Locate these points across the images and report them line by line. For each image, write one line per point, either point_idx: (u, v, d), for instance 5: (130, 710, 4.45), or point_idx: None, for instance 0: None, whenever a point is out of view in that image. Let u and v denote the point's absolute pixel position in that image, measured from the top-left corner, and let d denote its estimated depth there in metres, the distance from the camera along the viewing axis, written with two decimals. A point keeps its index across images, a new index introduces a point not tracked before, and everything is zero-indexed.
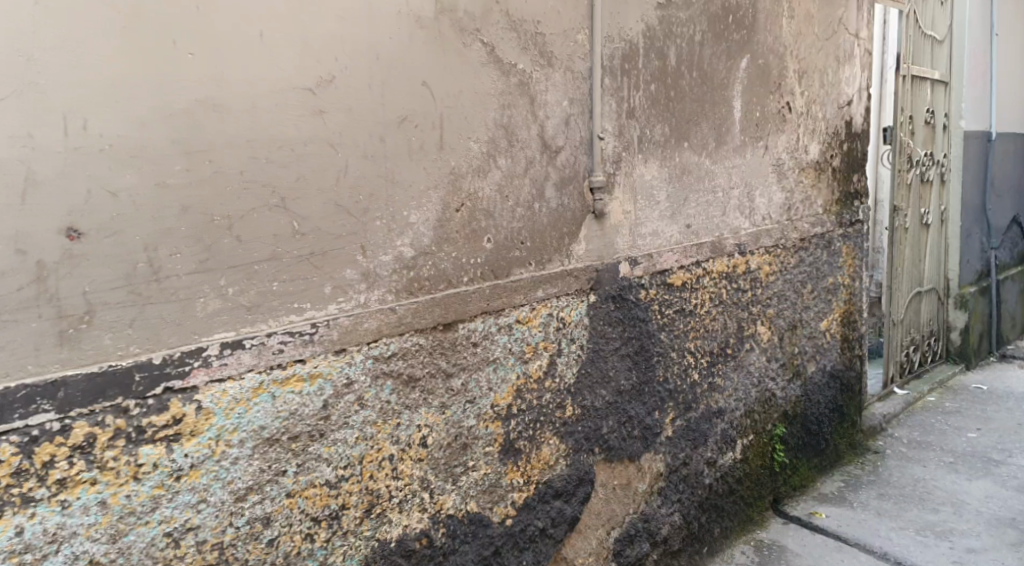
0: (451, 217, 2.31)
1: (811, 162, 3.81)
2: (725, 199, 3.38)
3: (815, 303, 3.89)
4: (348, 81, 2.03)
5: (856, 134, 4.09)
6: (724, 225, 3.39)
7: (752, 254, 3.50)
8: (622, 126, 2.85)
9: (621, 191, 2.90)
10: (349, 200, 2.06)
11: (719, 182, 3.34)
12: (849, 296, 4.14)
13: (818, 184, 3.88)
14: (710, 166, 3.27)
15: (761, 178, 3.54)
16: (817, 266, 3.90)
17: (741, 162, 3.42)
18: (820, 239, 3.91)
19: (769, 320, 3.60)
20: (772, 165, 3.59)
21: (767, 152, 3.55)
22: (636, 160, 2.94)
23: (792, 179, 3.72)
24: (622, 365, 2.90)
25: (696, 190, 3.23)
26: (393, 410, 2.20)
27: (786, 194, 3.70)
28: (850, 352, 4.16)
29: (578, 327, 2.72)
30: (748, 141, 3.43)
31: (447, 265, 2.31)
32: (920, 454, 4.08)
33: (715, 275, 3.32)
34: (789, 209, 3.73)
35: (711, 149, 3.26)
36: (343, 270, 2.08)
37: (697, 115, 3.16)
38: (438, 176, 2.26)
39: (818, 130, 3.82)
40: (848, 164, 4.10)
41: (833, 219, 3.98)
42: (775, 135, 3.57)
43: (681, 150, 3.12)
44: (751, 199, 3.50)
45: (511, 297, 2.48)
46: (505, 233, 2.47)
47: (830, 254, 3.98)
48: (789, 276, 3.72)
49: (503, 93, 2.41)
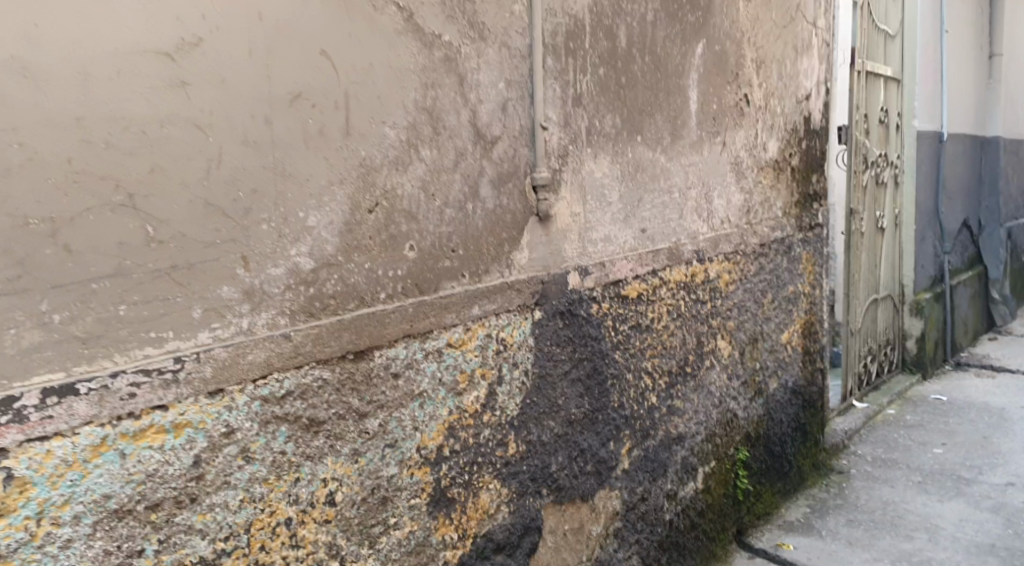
0: (362, 220, 1.88)
1: (768, 160, 3.60)
2: (681, 201, 3.06)
3: (775, 314, 3.61)
4: (222, 46, 1.59)
5: (813, 131, 3.94)
6: (682, 229, 3.06)
7: (710, 261, 3.19)
8: (568, 115, 2.48)
9: (568, 191, 2.52)
10: (224, 197, 1.62)
11: (675, 181, 3.02)
12: (810, 305, 3.90)
13: (778, 184, 3.67)
14: (663, 164, 2.94)
15: (719, 177, 3.27)
16: (777, 273, 3.63)
17: (696, 159, 3.11)
18: (779, 245, 3.65)
19: (729, 333, 3.28)
20: (730, 163, 3.34)
21: (724, 148, 3.29)
22: (586, 155, 2.56)
23: (751, 178, 3.47)
24: (573, 391, 2.51)
25: (649, 190, 2.89)
26: (290, 463, 1.75)
27: (744, 195, 3.44)
28: (811, 365, 3.91)
29: (521, 350, 2.32)
30: (706, 136, 3.16)
31: (359, 278, 1.88)
32: (887, 474, 3.91)
33: (673, 285, 2.98)
34: (748, 212, 3.47)
35: (665, 145, 2.94)
36: (220, 287, 1.63)
37: (651, 105, 2.83)
38: (344, 169, 1.84)
39: (776, 126, 3.63)
40: (807, 163, 3.91)
41: (792, 223, 3.76)
42: (733, 130, 3.33)
43: (632, 145, 2.77)
44: (709, 201, 3.21)
45: (439, 316, 2.06)
46: (432, 238, 2.06)
47: (790, 261, 3.74)
48: (748, 285, 3.42)
49: (425, 70, 2.01)
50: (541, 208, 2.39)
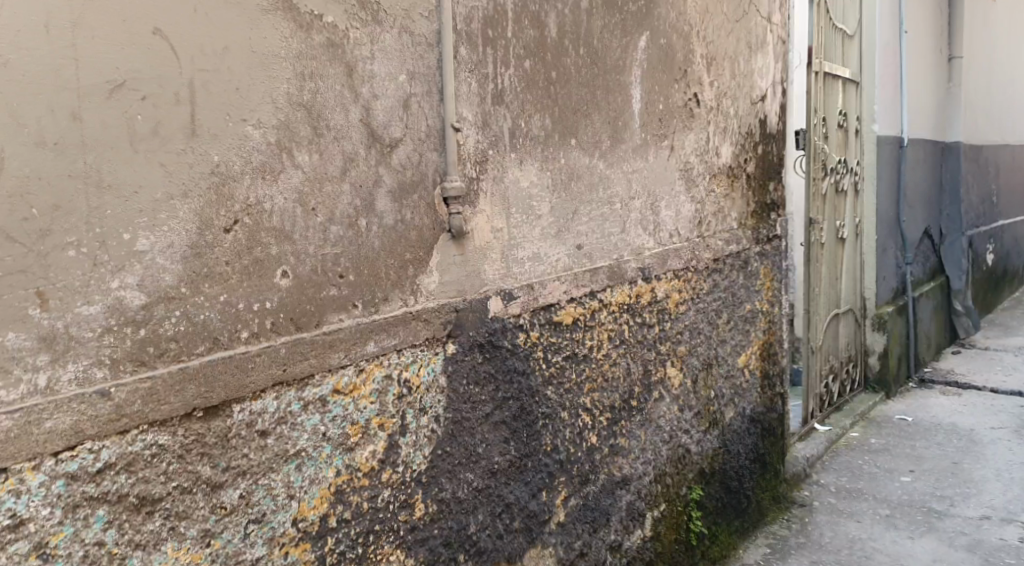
0: (216, 241, 1.51)
1: (721, 167, 3.32)
2: (623, 213, 2.74)
3: (731, 335, 3.40)
4: (4, 14, 1.15)
5: (769, 135, 3.69)
6: (624, 245, 2.75)
7: (658, 280, 2.89)
8: (486, 115, 2.15)
9: (488, 203, 2.18)
10: (10, 218, 1.18)
11: (617, 190, 2.70)
12: (768, 324, 3.72)
13: (732, 193, 3.40)
14: (601, 170, 2.62)
15: (667, 185, 2.96)
16: (730, 291, 3.38)
17: (638, 164, 2.80)
18: (733, 259, 3.40)
19: (680, 359, 3.04)
20: (680, 170, 3.04)
21: (673, 153, 2.98)
22: (508, 160, 2.24)
23: (702, 186, 3.19)
24: (496, 436, 2.18)
25: (586, 200, 2.56)
26: (111, 557, 1.33)
27: (696, 205, 3.15)
28: (771, 390, 3.74)
29: (430, 392, 1.97)
30: (651, 140, 2.86)
31: (210, 315, 1.50)
32: (853, 507, 3.76)
33: (614, 308, 2.67)
34: (699, 223, 3.18)
35: (604, 149, 2.63)
36: (3, 334, 1.19)
37: (586, 105, 2.53)
38: (188, 178, 1.45)
39: (730, 129, 3.36)
40: (764, 170, 3.65)
41: (749, 235, 3.50)
42: (683, 134, 3.04)
43: (564, 149, 2.45)
44: (656, 212, 2.90)
45: (322, 358, 1.70)
46: (312, 262, 1.70)
47: (748, 277, 3.53)
48: (700, 305, 3.16)
49: (302, 56, 1.66)
50: (452, 223, 2.04)
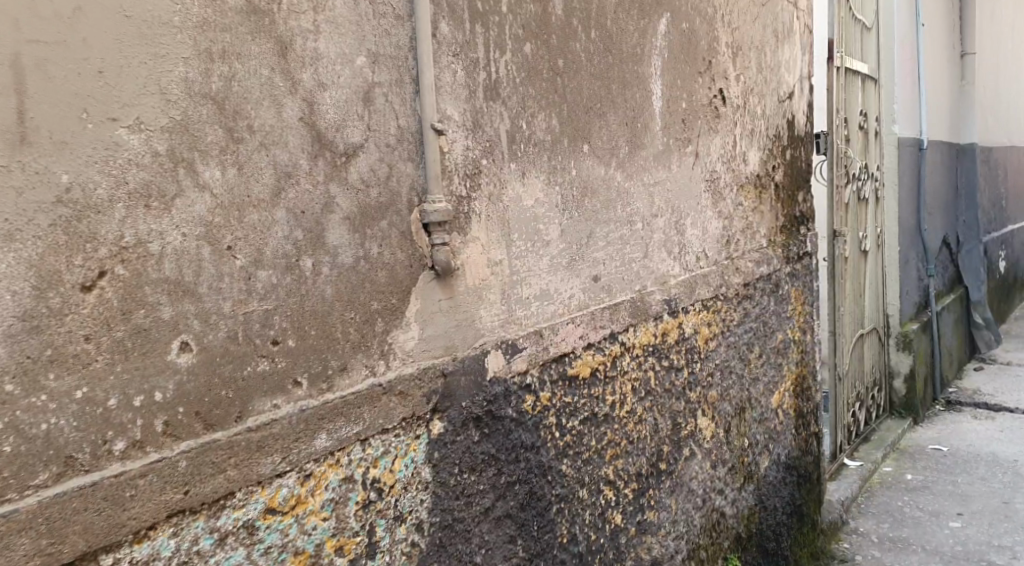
0: (68, 303, 0.96)
1: (749, 175, 2.83)
2: (645, 234, 2.23)
3: (764, 371, 2.89)
4: None
5: (798, 137, 3.20)
6: (647, 273, 2.24)
7: (686, 313, 2.39)
8: (476, 113, 1.63)
9: (481, 228, 1.65)
10: None
11: (637, 207, 2.20)
12: (800, 355, 3.18)
13: (761, 205, 2.91)
14: (617, 182, 2.11)
15: (692, 200, 2.47)
16: (763, 320, 2.89)
17: (660, 175, 2.30)
18: (764, 282, 2.88)
19: (712, 405, 2.53)
20: (706, 180, 2.55)
21: (697, 161, 2.49)
22: (506, 172, 1.71)
23: (729, 199, 2.70)
24: (500, 536, 1.65)
25: (602, 220, 2.05)
26: None
27: (723, 219, 2.66)
28: (805, 431, 3.22)
29: (409, 491, 1.44)
30: (674, 147, 2.36)
31: (61, 420, 0.95)
32: (900, 560, 3.18)
33: (638, 352, 2.16)
34: (728, 243, 2.69)
35: (621, 157, 2.12)
36: None
37: (599, 102, 2.02)
38: (12, 210, 0.90)
39: (758, 132, 2.87)
40: (793, 178, 3.17)
41: (780, 253, 3.00)
42: (708, 139, 2.55)
43: (575, 158, 1.93)
44: (681, 231, 2.41)
45: (246, 466, 1.16)
46: (229, 326, 1.16)
47: (779, 302, 3.01)
48: (732, 339, 2.66)
49: (207, 25, 1.13)
50: (435, 257, 1.51)
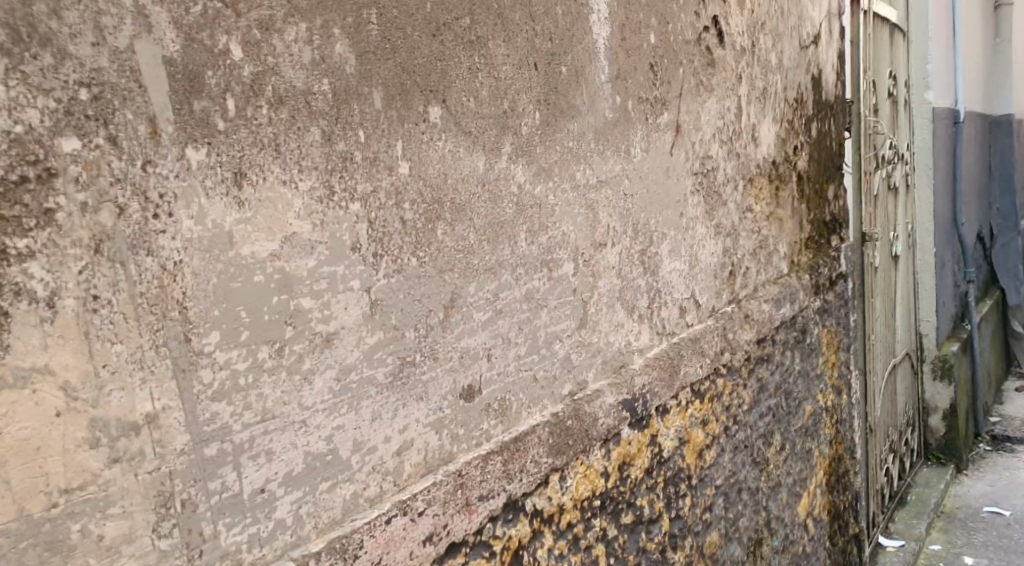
0: None
1: (761, 164, 1.89)
2: (591, 278, 1.25)
3: (788, 471, 1.99)
4: None
5: (826, 103, 2.29)
6: (586, 354, 1.23)
7: (664, 419, 1.41)
8: (6, 1, 0.51)
9: (45, 348, 0.54)
10: None
11: (563, 234, 1.18)
12: (835, 429, 2.34)
13: (779, 209, 2.00)
14: (507, 195, 1.07)
15: (673, 209, 1.48)
16: (785, 391, 1.99)
17: (615, 168, 1.31)
18: (786, 329, 1.98)
19: (710, 559, 1.54)
20: (698, 174, 1.58)
21: (679, 140, 1.51)
22: (155, 180, 0.63)
23: (734, 204, 1.75)
24: None
25: (475, 270, 1.01)
26: None
27: (724, 237, 1.70)
28: (842, 537, 2.35)
29: None
30: (650, 122, 1.42)
31: None
32: None
33: (569, 519, 1.13)
34: (731, 275, 1.73)
35: (511, 136, 1.08)
36: None
37: (469, 14, 1.00)
38: None
39: (773, 97, 1.94)
40: (823, 163, 2.28)
41: (807, 280, 2.12)
42: (699, 105, 1.59)
43: (397, 139, 0.89)
44: (661, 267, 1.45)
45: None
46: None
47: (806, 355, 2.13)
48: (739, 438, 1.72)
49: None
50: None
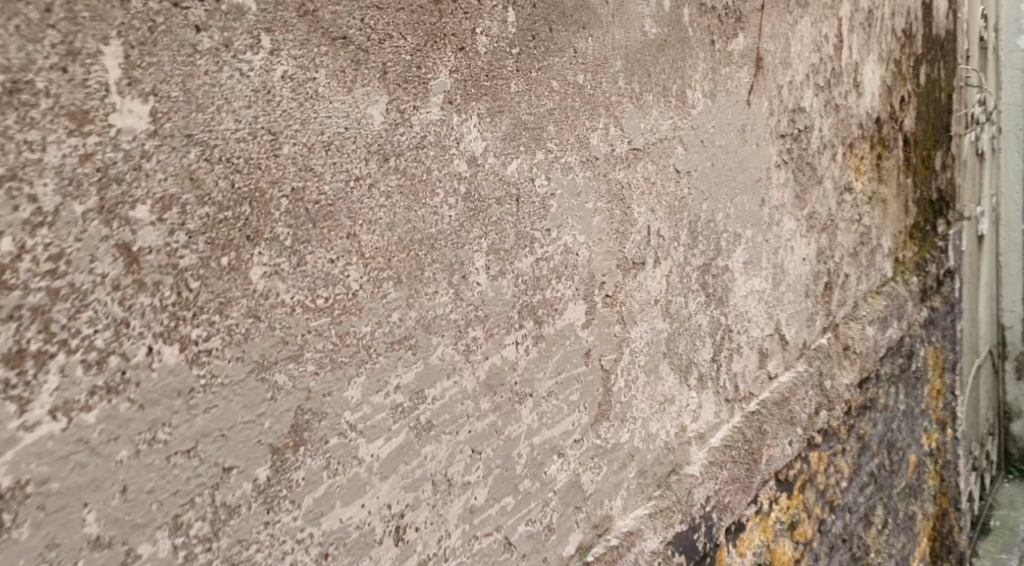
0: None
1: (864, 122, 1.31)
2: (619, 327, 0.69)
3: (894, 552, 1.42)
4: None
5: (937, 41, 1.69)
6: (613, 471, 0.68)
7: (738, 544, 0.84)
8: None
9: None
10: None
11: (566, 251, 0.62)
12: (939, 477, 1.77)
13: (881, 187, 1.41)
14: (435, 178, 0.50)
15: (750, 196, 0.92)
16: (888, 442, 1.43)
17: (661, 126, 0.74)
18: (891, 358, 1.43)
19: None
20: (784, 138, 1.01)
21: (759, 84, 0.94)
22: None
23: (830, 182, 1.18)
24: None
25: (362, 350, 0.44)
26: None
27: (818, 233, 1.13)
28: None
29: None
30: (719, 50, 0.85)
31: None
32: None
33: None
34: (825, 290, 1.17)
35: (450, 51, 0.51)
36: None
37: None
38: None
39: (880, 26, 1.35)
40: (933, 123, 1.68)
41: (916, 285, 1.54)
42: (788, 27, 1.01)
43: (108, 35, 0.33)
44: (730, 291, 0.88)
45: None
46: None
47: (911, 386, 1.56)
48: (839, 531, 1.15)
49: None
50: None
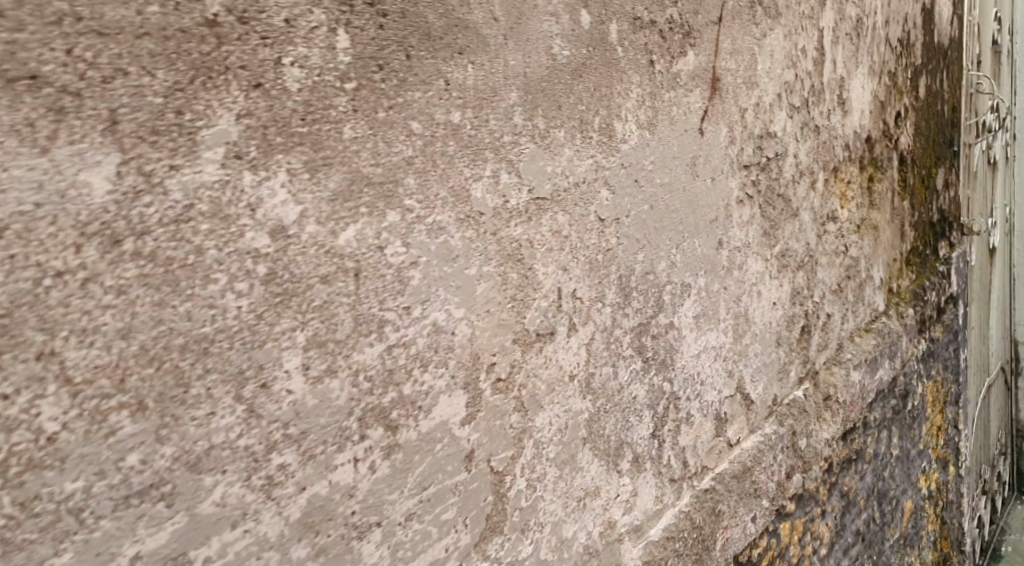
0: None
1: (851, 143, 1.17)
2: (517, 416, 0.56)
3: None
4: None
5: (938, 49, 1.55)
6: None
7: None
8: None
9: None
10: None
11: (435, 332, 0.50)
12: (940, 522, 1.63)
13: (873, 212, 1.27)
14: (212, 261, 0.36)
15: (703, 239, 0.79)
16: (880, 494, 1.29)
17: (578, 168, 0.62)
18: (882, 401, 1.29)
19: None
20: (749, 168, 0.88)
21: (715, 108, 0.81)
22: None
23: (809, 213, 1.04)
24: None
25: (65, 518, 0.31)
26: None
27: (793, 271, 1.00)
28: None
29: None
30: (661, 71, 0.72)
31: None
32: None
33: None
34: (803, 334, 1.03)
35: (238, 87, 0.38)
36: None
37: None
38: None
39: (870, 35, 1.22)
40: (933, 139, 1.54)
41: (912, 318, 1.40)
42: (753, 40, 0.88)
43: None
44: (678, 352, 0.75)
45: None
46: None
47: (907, 429, 1.42)
48: None
49: None
50: None
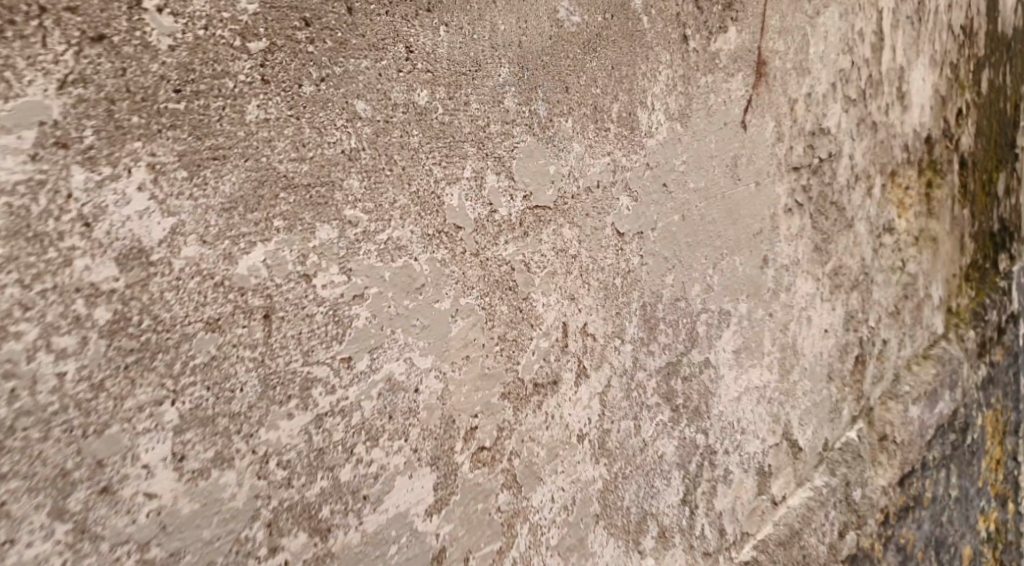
0: None
1: (913, 143, 1.02)
2: (506, 494, 0.44)
3: None
4: None
5: None
6: None
7: None
8: None
9: None
10: None
11: (388, 391, 0.38)
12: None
13: (932, 223, 1.12)
14: (12, 304, 0.27)
15: (746, 256, 0.65)
16: (941, 544, 1.13)
17: (592, 168, 0.49)
18: (942, 438, 1.13)
19: None
20: (799, 172, 0.74)
21: (761, 98, 0.67)
22: None
23: (865, 225, 0.89)
24: None
25: None
26: None
27: (846, 293, 0.85)
28: None
29: None
30: (696, 50, 0.58)
31: None
32: None
33: None
34: (858, 366, 0.88)
35: (61, 38, 0.29)
36: None
37: None
38: None
39: (932, 20, 1.06)
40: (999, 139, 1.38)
41: (978, 342, 1.23)
42: (805, 20, 0.74)
43: None
44: (714, 397, 0.61)
45: None
46: None
47: (970, 467, 1.26)
48: None
49: None
50: None
